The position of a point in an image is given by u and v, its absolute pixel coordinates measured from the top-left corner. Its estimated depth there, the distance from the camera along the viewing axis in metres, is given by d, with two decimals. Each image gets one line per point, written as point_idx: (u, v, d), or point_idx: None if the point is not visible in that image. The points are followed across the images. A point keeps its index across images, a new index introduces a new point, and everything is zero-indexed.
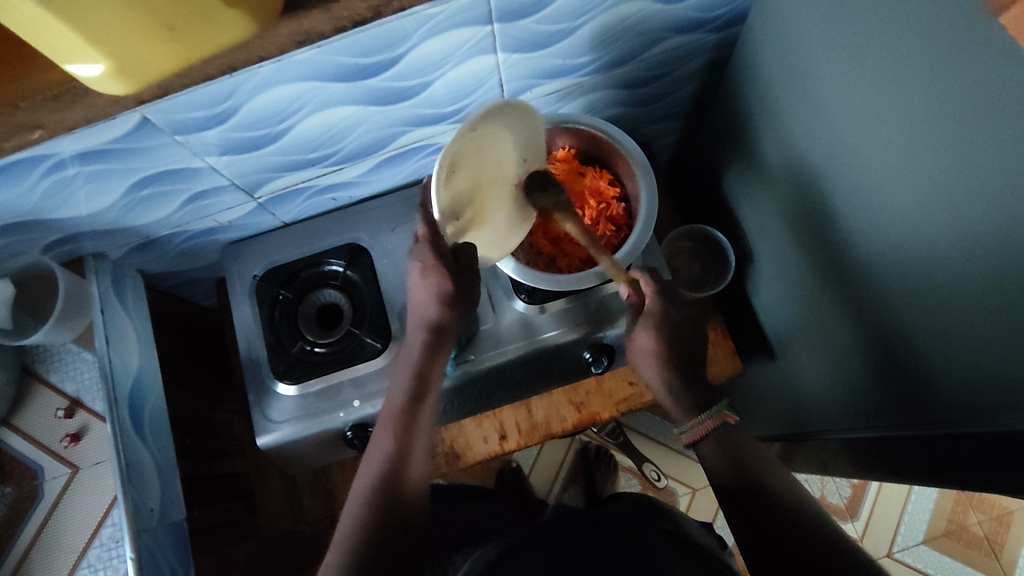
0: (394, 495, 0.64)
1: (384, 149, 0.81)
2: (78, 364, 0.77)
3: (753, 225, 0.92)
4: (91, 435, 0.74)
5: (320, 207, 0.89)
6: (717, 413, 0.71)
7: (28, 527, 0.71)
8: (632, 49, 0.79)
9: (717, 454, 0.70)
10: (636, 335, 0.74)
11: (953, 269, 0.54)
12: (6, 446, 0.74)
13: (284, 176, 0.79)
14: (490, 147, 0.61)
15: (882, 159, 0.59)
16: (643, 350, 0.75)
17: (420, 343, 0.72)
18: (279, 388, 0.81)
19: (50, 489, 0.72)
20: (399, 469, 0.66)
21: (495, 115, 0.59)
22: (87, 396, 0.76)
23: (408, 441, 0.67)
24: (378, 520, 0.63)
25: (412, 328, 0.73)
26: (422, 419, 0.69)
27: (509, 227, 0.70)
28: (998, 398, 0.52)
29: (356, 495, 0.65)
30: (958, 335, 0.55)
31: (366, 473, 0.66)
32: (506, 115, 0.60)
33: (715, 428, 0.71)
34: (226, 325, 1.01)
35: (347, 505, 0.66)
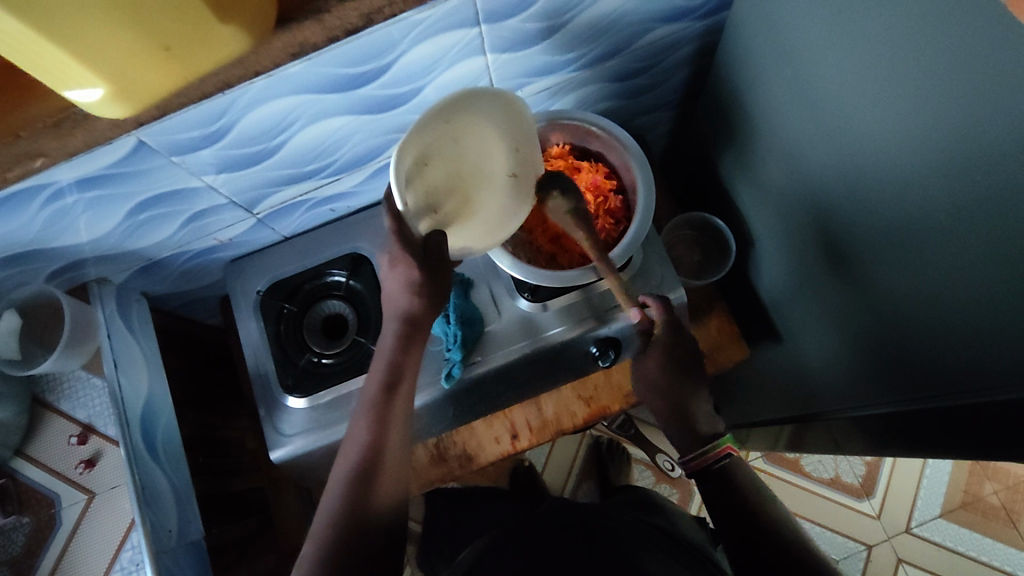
0: (371, 495, 0.64)
1: (379, 157, 0.81)
2: (88, 391, 0.76)
3: (752, 211, 0.92)
4: (106, 460, 0.73)
5: (319, 219, 0.89)
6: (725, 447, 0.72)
7: (50, 554, 0.70)
8: (621, 41, 0.79)
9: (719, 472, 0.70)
10: (647, 358, 0.76)
11: (952, 238, 0.54)
12: (20, 477, 0.73)
13: (282, 190, 0.79)
14: (460, 137, 0.63)
15: (875, 132, 0.59)
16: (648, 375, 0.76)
17: (394, 332, 0.69)
18: (289, 402, 0.82)
19: (68, 516, 0.71)
20: (377, 463, 0.65)
21: (461, 105, 0.60)
22: (99, 422, 0.75)
23: (387, 438, 0.66)
24: (354, 520, 0.62)
25: (386, 314, 0.70)
26: (396, 412, 0.68)
27: (496, 222, 0.69)
28: (997, 367, 0.53)
29: (330, 494, 0.64)
30: (957, 305, 0.56)
31: (341, 470, 0.65)
32: (477, 104, 0.61)
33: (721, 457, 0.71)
34: (233, 342, 1.01)
35: (322, 502, 0.64)
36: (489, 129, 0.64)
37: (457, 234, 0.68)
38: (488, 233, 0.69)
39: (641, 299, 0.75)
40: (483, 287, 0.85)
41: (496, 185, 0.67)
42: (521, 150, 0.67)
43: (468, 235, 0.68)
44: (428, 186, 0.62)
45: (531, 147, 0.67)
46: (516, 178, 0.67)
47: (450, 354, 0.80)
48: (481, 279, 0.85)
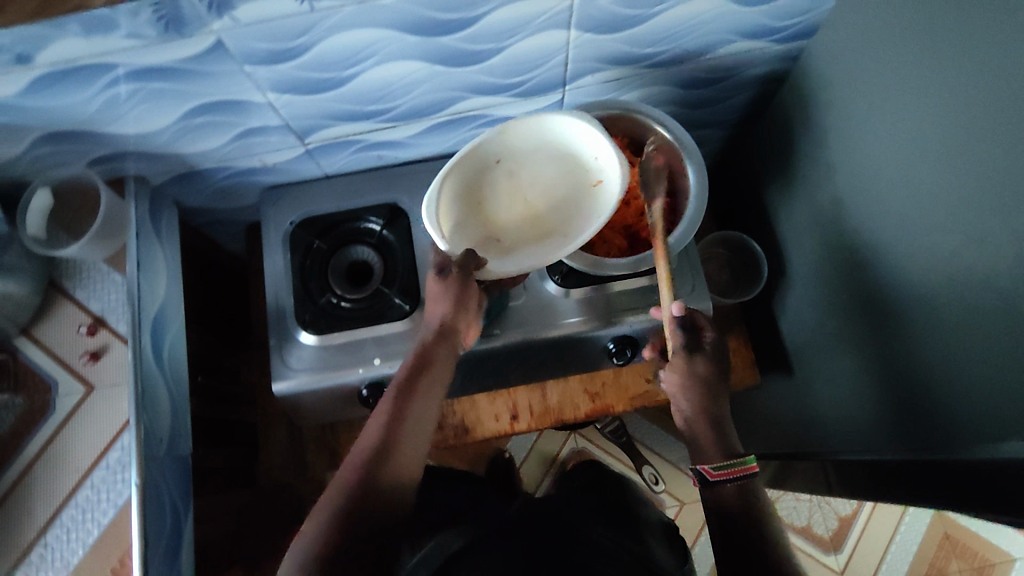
0: (385, 478, 0.60)
1: (439, 113, 0.81)
2: (106, 285, 0.75)
3: (790, 240, 0.92)
4: (110, 357, 0.72)
5: (363, 163, 0.89)
6: (750, 468, 0.69)
7: (35, 440, 0.69)
8: (697, 48, 0.79)
9: (735, 497, 0.68)
10: (694, 360, 0.73)
11: (986, 291, 0.55)
12: (22, 356, 0.72)
13: (337, 125, 0.78)
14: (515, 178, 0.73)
15: (930, 175, 0.59)
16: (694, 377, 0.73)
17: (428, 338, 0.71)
18: (300, 336, 0.81)
19: (63, 404, 0.70)
20: (394, 447, 0.62)
21: (513, 146, 0.72)
22: (111, 316, 0.73)
23: (408, 427, 0.65)
24: (363, 500, 0.58)
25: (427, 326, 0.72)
26: (417, 407, 0.66)
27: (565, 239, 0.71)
28: (1012, 423, 0.52)
29: (339, 477, 0.61)
30: (980, 361, 0.56)
31: (357, 451, 0.62)
32: (529, 139, 0.72)
33: (742, 478, 0.69)
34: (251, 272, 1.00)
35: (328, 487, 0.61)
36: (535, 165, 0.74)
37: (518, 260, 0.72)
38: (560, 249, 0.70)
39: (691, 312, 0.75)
40: None
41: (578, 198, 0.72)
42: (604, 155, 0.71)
43: (527, 257, 0.71)
44: (487, 216, 0.73)
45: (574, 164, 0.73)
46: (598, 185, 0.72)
47: None
48: None
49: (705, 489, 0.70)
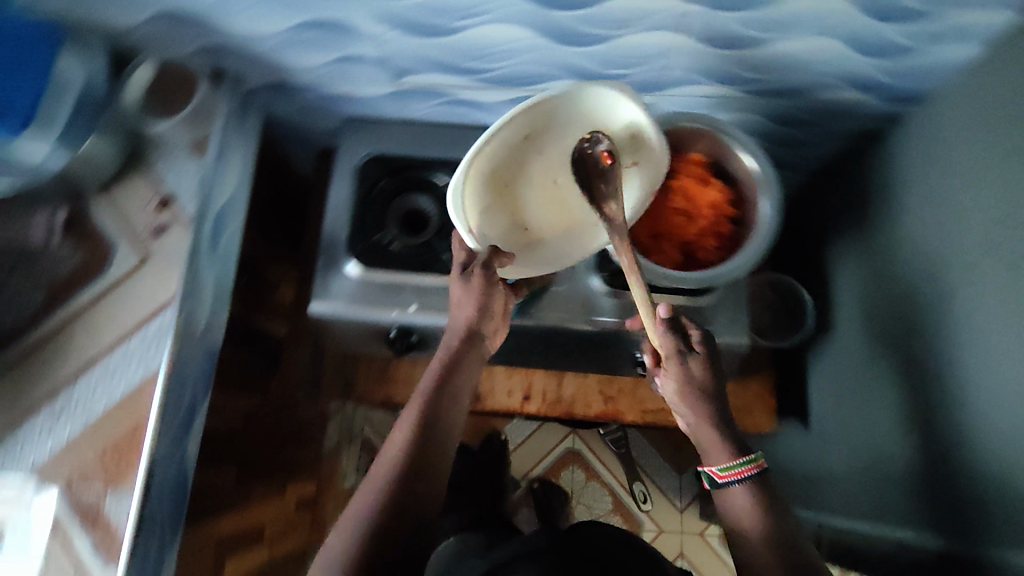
0: (417, 493, 0.61)
1: (532, 85, 0.82)
2: (180, 167, 0.77)
3: (843, 295, 0.90)
4: (171, 235, 0.74)
5: (445, 116, 0.90)
6: (754, 463, 0.65)
7: (86, 293, 0.72)
8: (800, 85, 0.78)
9: (746, 501, 0.64)
10: (691, 363, 0.67)
11: None
12: (92, 214, 0.75)
13: (433, 73, 0.80)
14: (543, 148, 0.65)
15: (1002, 261, 0.58)
16: (692, 380, 0.67)
17: (453, 343, 0.68)
18: (347, 267, 0.82)
19: (117, 268, 0.73)
20: (426, 460, 0.63)
21: (546, 121, 0.63)
22: (181, 198, 0.75)
23: (438, 436, 0.64)
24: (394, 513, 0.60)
25: (450, 334, 0.69)
26: (447, 417, 0.65)
27: (583, 237, 0.72)
28: None
29: (368, 490, 0.62)
30: (1015, 460, 0.55)
31: (384, 469, 0.62)
32: (561, 112, 0.62)
33: (750, 475, 0.64)
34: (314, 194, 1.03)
35: (357, 496, 0.63)
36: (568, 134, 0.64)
37: (550, 248, 0.73)
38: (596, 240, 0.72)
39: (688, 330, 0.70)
40: None
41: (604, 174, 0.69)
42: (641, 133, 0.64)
43: (549, 252, 0.72)
44: (518, 204, 0.68)
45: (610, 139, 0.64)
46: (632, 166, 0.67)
47: None
48: None
49: (716, 491, 0.66)
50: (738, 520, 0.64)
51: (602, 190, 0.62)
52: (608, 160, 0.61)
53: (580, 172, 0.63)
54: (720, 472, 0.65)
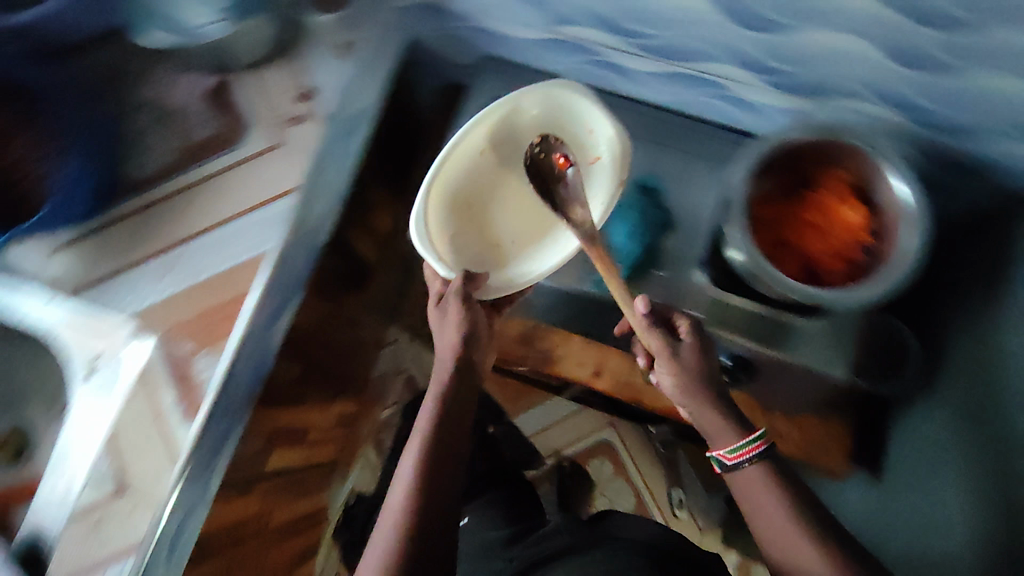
0: (442, 505, 0.58)
1: (685, 63, 0.73)
2: (324, 65, 0.77)
3: (955, 339, 0.76)
4: (305, 127, 0.75)
5: (583, 74, 0.83)
6: (763, 438, 0.59)
7: (216, 162, 0.74)
8: (989, 126, 0.64)
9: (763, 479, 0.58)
10: (687, 347, 0.63)
11: None
12: (232, 87, 0.75)
13: (588, 27, 0.74)
14: (491, 174, 0.76)
15: None
16: (688, 363, 0.62)
17: (452, 351, 0.65)
18: None
19: (249, 146, 0.74)
20: (447, 470, 0.60)
21: (513, 138, 0.76)
22: (322, 94, 0.76)
23: (452, 443, 0.62)
24: (426, 523, 0.57)
25: (443, 350, 0.66)
26: (455, 446, 0.62)
27: (543, 241, 0.76)
28: None
29: (385, 530, 0.57)
30: None
31: (395, 510, 0.57)
32: (521, 133, 0.76)
33: (761, 451, 0.59)
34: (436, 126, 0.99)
35: (374, 535, 0.57)
36: (512, 154, 0.76)
37: (516, 266, 0.75)
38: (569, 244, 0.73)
39: (675, 318, 0.65)
40: (678, 235, 0.80)
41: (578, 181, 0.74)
42: (597, 131, 0.74)
43: (517, 270, 0.74)
44: (482, 225, 0.76)
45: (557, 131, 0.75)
46: (595, 164, 0.74)
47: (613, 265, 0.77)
48: (682, 226, 0.80)
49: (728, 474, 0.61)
50: (759, 508, 0.58)
51: (563, 195, 0.69)
52: (562, 163, 0.70)
53: (538, 175, 0.72)
54: (720, 452, 0.60)
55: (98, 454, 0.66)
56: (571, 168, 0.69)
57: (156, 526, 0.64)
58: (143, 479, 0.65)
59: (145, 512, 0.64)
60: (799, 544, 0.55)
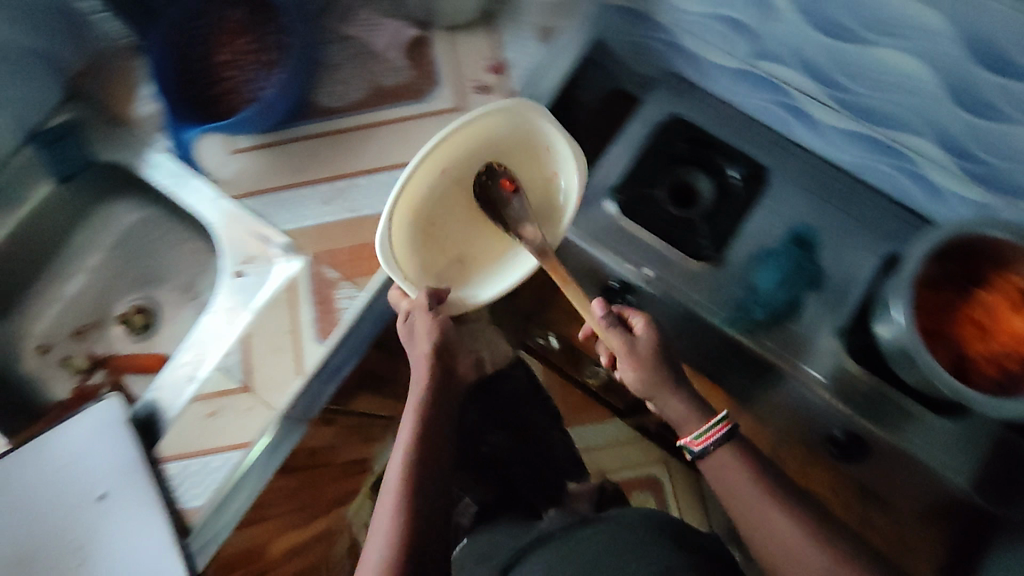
0: (431, 494, 0.59)
1: (882, 131, 0.71)
2: (522, 43, 0.77)
3: None
4: (489, 97, 0.76)
5: (765, 115, 0.82)
6: (726, 420, 0.62)
7: (398, 109, 0.76)
8: None
9: (733, 459, 0.61)
10: (639, 333, 0.64)
11: None
12: (431, 43, 0.78)
13: (791, 71, 0.73)
14: (456, 174, 0.70)
15: None
16: (642, 350, 0.63)
17: (426, 357, 0.64)
18: (606, 204, 0.81)
19: (433, 103, 0.76)
20: (435, 462, 0.61)
21: (476, 147, 0.70)
22: (512, 70, 0.77)
23: (437, 439, 0.62)
24: (422, 510, 0.57)
25: (416, 356, 0.65)
26: (441, 442, 0.62)
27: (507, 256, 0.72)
28: None
29: (382, 526, 0.57)
30: None
31: (389, 505, 0.57)
32: (477, 158, 0.71)
33: (725, 433, 0.61)
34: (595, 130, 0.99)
35: (370, 537, 0.57)
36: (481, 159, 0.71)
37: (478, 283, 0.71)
38: (529, 262, 0.71)
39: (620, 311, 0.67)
40: (824, 297, 0.77)
41: (541, 204, 0.72)
42: (563, 173, 0.71)
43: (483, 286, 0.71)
44: (445, 239, 0.71)
45: (521, 144, 0.71)
46: (556, 180, 0.71)
47: (754, 310, 0.76)
48: (829, 289, 0.77)
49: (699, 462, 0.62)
50: (733, 488, 0.60)
51: (512, 212, 0.70)
52: (508, 186, 0.70)
53: (487, 202, 0.71)
54: (689, 440, 0.62)
55: (231, 348, 0.70)
56: (516, 193, 0.70)
57: (268, 427, 0.67)
58: (267, 383, 0.68)
59: (261, 412, 0.67)
60: (772, 519, 0.57)
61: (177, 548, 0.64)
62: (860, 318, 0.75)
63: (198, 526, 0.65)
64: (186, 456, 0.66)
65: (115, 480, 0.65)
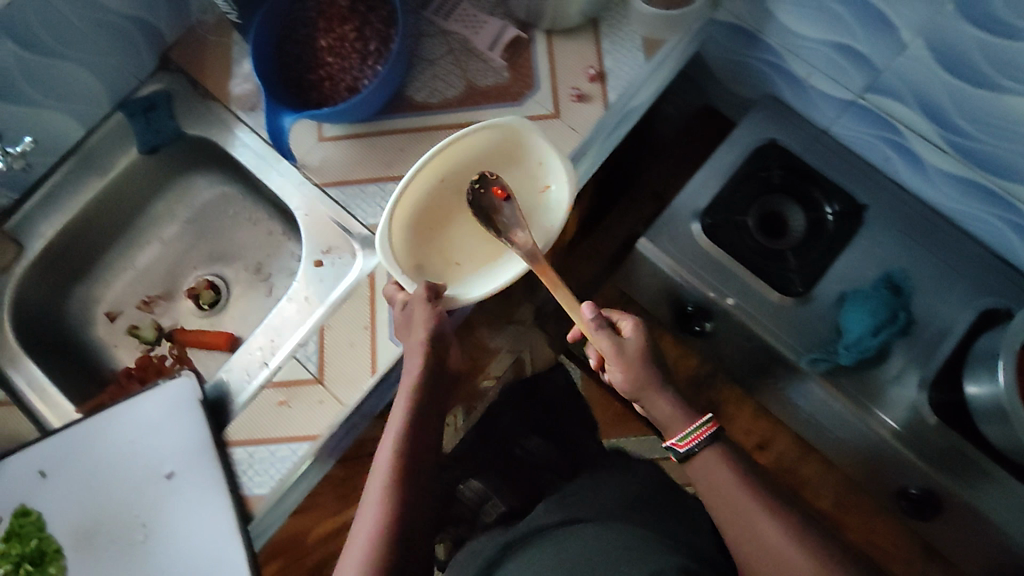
0: (419, 474, 0.60)
1: (1000, 181, 0.69)
2: (625, 54, 0.74)
3: None
4: (589, 107, 0.73)
5: (867, 150, 0.79)
6: (712, 420, 0.57)
7: (494, 111, 0.74)
8: None
9: (717, 462, 0.56)
10: (627, 332, 0.61)
11: None
12: (531, 45, 0.75)
13: (909, 110, 0.70)
14: (451, 180, 0.72)
15: None
16: (630, 352, 0.60)
17: (422, 345, 0.63)
18: (694, 226, 0.78)
19: (530, 107, 0.74)
20: (420, 461, 0.61)
21: (473, 155, 0.71)
22: (614, 81, 0.74)
23: (424, 437, 0.62)
24: (406, 508, 0.58)
25: (412, 341, 0.64)
26: (430, 424, 0.63)
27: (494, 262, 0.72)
28: None
29: (371, 501, 0.58)
30: None
31: (378, 482, 0.59)
32: (474, 166, 0.72)
33: (712, 434, 0.57)
34: (678, 147, 0.97)
35: (360, 513, 0.58)
36: (475, 167, 0.72)
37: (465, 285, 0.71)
38: (517, 264, 0.70)
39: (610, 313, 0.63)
40: (915, 346, 0.74)
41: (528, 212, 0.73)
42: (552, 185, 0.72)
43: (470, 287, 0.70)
44: (433, 241, 0.72)
45: (510, 155, 0.73)
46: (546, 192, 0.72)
47: (840, 353, 0.73)
48: (921, 339, 0.74)
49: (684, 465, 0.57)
50: (717, 490, 0.54)
51: (505, 221, 0.69)
52: (501, 194, 0.70)
53: (478, 211, 0.71)
54: (672, 441, 0.58)
55: (307, 338, 0.69)
56: (508, 201, 0.70)
57: (338, 421, 0.66)
58: (340, 378, 0.68)
59: (332, 406, 0.66)
60: (758, 523, 0.51)
61: (239, 535, 0.63)
62: (950, 374, 0.72)
63: (259, 515, 0.64)
64: (253, 443, 0.66)
65: (183, 459, 0.65)
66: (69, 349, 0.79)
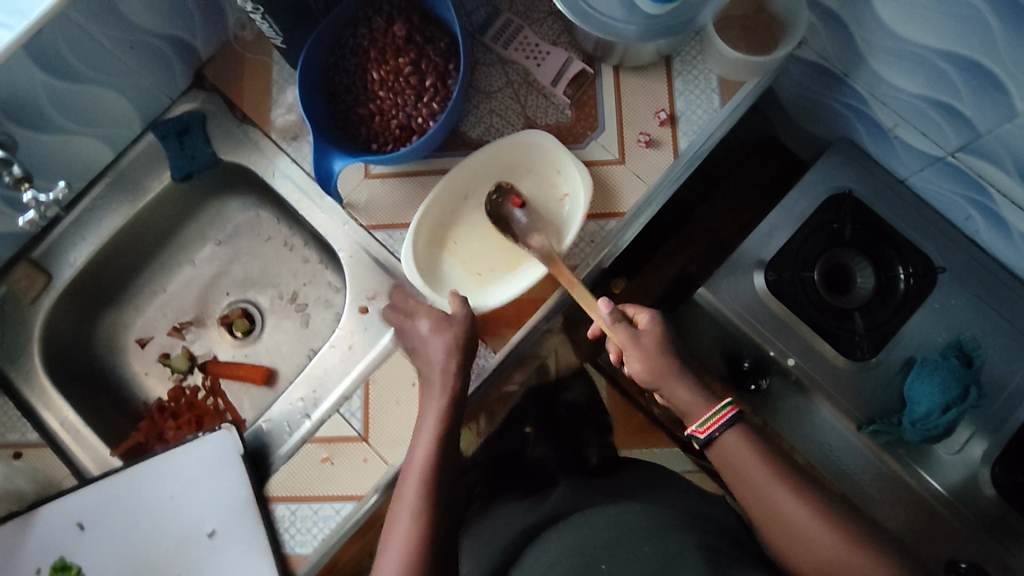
0: (452, 477, 0.57)
1: None
2: (700, 95, 0.68)
3: None
4: (657, 154, 0.67)
5: (949, 207, 0.74)
6: (729, 405, 0.56)
7: None
8: None
9: (741, 443, 0.55)
10: (640, 321, 0.61)
11: None
12: (598, 81, 0.69)
13: (1004, 176, 0.65)
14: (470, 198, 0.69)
15: None
16: (649, 346, 0.60)
17: (447, 350, 0.60)
18: (756, 280, 0.75)
19: (594, 152, 0.68)
20: (451, 468, 0.57)
21: (492, 172, 0.69)
22: (685, 125, 0.68)
23: (455, 442, 0.58)
24: (440, 519, 0.54)
25: (431, 352, 0.61)
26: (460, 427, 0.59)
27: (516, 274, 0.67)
28: None
29: (406, 506, 0.54)
30: None
31: (413, 484, 0.55)
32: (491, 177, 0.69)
33: (731, 418, 0.56)
34: (739, 180, 0.91)
35: (390, 520, 0.55)
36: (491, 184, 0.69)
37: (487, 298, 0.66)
38: (536, 271, 0.65)
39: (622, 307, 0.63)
40: (983, 421, 0.70)
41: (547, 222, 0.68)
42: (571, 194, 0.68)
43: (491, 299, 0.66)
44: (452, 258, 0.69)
45: (528, 164, 0.69)
46: (565, 201, 0.68)
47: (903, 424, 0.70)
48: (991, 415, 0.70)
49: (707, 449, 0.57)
50: (744, 477, 0.54)
51: (518, 228, 0.66)
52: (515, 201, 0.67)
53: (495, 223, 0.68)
54: (693, 428, 0.57)
55: (351, 393, 0.66)
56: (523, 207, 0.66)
57: (382, 482, 0.62)
58: (385, 435, 0.63)
59: (376, 465, 0.62)
60: (782, 502, 0.52)
61: None
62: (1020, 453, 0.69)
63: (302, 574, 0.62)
64: (294, 500, 0.63)
65: (223, 517, 0.63)
66: (102, 378, 0.77)
